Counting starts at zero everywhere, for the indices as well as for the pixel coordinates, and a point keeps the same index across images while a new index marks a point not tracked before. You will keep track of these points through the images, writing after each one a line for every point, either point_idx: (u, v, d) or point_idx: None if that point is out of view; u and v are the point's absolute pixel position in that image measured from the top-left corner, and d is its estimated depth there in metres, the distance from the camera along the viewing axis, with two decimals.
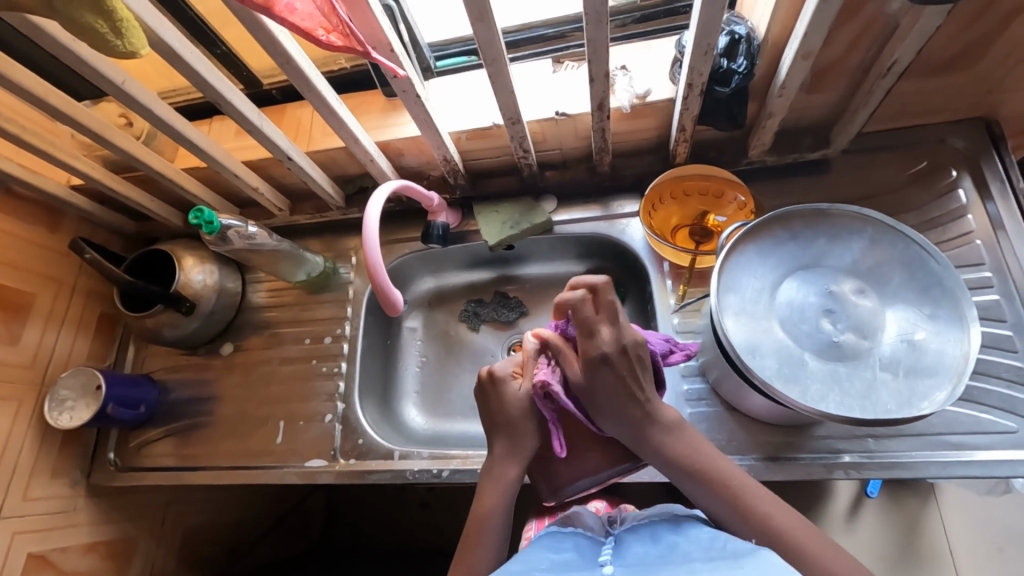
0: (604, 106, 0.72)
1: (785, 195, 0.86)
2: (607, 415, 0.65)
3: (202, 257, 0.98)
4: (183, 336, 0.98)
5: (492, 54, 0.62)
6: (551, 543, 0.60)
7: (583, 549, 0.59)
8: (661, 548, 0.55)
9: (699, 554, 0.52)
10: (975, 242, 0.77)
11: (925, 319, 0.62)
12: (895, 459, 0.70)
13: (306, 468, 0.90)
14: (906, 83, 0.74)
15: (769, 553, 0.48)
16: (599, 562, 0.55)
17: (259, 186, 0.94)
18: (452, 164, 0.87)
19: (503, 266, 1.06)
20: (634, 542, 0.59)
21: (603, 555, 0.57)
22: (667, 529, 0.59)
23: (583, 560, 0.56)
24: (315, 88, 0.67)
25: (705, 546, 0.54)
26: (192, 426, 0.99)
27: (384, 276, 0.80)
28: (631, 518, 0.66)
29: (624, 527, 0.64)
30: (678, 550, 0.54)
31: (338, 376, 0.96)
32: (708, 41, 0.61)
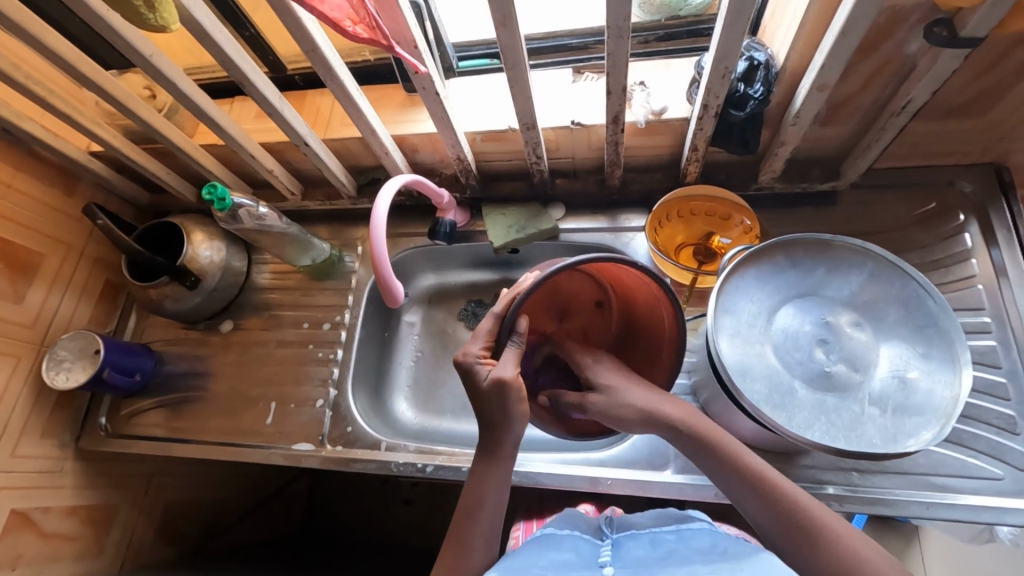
0: (619, 119, 0.73)
1: (791, 223, 0.86)
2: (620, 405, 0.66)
3: (211, 233, 1.00)
4: (185, 310, 0.99)
5: (513, 58, 0.63)
6: (549, 544, 0.60)
7: (580, 550, 0.59)
8: (661, 551, 0.56)
9: (701, 557, 0.53)
10: (976, 286, 0.77)
11: (918, 357, 0.63)
12: (879, 494, 0.70)
13: (292, 451, 0.90)
14: (919, 123, 0.75)
15: (772, 557, 0.49)
16: (599, 564, 0.56)
17: (274, 168, 0.95)
18: (465, 163, 0.88)
19: (506, 269, 1.07)
20: (631, 543, 0.60)
21: (602, 556, 0.57)
22: (665, 531, 0.60)
23: (582, 561, 0.57)
24: (337, 77, 0.69)
25: (704, 549, 0.55)
26: (185, 400, 1.00)
27: (387, 269, 0.81)
28: (625, 522, 0.68)
29: (620, 531, 0.65)
30: (677, 552, 0.55)
31: (333, 363, 0.97)
32: (725, 64, 0.62)
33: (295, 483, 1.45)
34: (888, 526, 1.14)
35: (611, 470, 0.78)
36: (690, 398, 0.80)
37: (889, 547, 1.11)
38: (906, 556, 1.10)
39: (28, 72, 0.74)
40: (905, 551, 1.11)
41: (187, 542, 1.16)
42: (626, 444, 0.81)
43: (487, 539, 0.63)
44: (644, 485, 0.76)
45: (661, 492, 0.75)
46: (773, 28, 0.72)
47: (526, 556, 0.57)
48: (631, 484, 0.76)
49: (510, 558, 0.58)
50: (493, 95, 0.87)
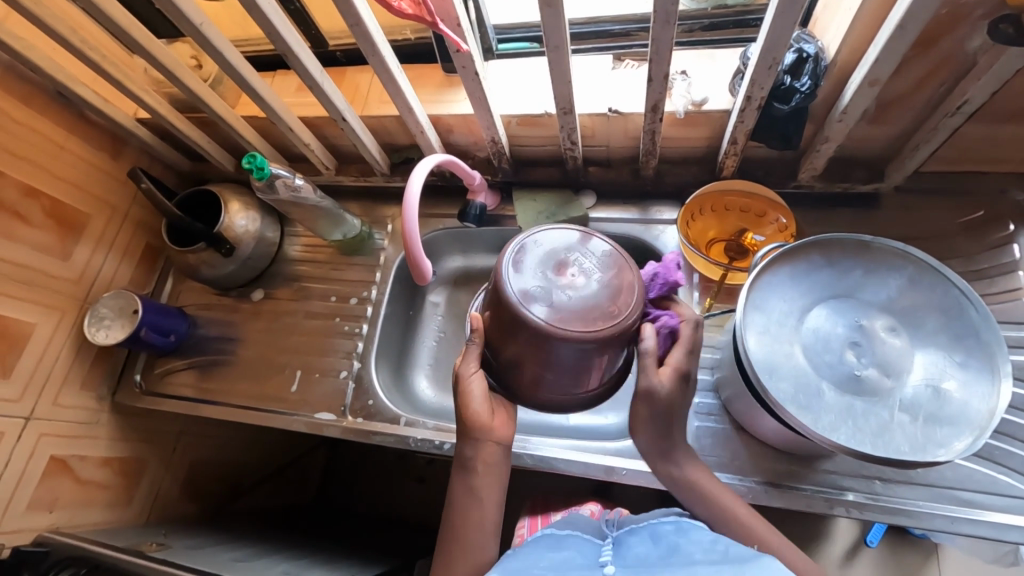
0: (659, 107, 0.71)
1: (829, 223, 0.84)
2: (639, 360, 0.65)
3: (248, 204, 1.03)
4: (219, 276, 1.02)
5: (555, 41, 0.62)
6: (549, 546, 0.60)
7: (581, 551, 0.60)
8: (662, 549, 0.56)
9: (703, 556, 0.52)
10: (1022, 300, 0.74)
11: (955, 367, 0.61)
12: (902, 505, 0.68)
13: (315, 419, 0.93)
14: (974, 126, 0.72)
15: (771, 559, 0.48)
16: (600, 563, 0.56)
17: (311, 143, 0.96)
18: (499, 146, 0.88)
19: None
20: (633, 541, 0.60)
21: (603, 555, 0.58)
22: (668, 529, 0.60)
23: (582, 560, 0.57)
24: (380, 54, 0.69)
25: (706, 547, 0.54)
26: (215, 363, 1.03)
27: (417, 245, 0.82)
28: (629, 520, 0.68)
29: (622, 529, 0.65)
30: (679, 551, 0.55)
31: (357, 337, 0.99)
32: (773, 55, 0.60)
33: (313, 453, 1.49)
34: (905, 541, 1.12)
35: (627, 460, 0.78)
36: (711, 395, 0.80)
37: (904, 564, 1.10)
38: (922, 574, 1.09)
39: (84, 37, 0.77)
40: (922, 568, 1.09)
41: (211, 500, 1.21)
42: None
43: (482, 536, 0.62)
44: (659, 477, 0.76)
45: None
46: (825, 20, 0.69)
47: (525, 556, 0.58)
48: (647, 475, 0.76)
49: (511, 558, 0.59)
50: (532, 79, 0.86)
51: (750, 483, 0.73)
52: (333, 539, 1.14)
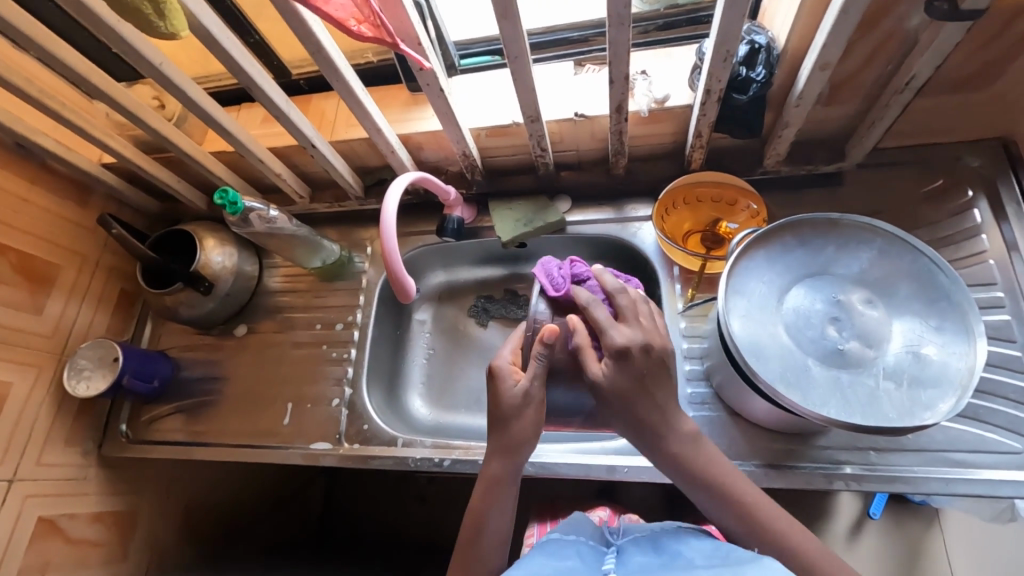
0: (622, 108, 0.73)
1: (798, 205, 0.86)
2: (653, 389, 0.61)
3: (223, 240, 1.01)
4: (200, 315, 1.00)
5: (515, 51, 0.63)
6: (553, 551, 0.59)
7: (583, 557, 0.60)
8: (664, 558, 0.56)
9: (703, 560, 0.52)
10: (988, 261, 0.77)
11: (931, 331, 0.62)
12: (898, 472, 0.70)
13: (310, 450, 0.92)
14: (923, 100, 0.75)
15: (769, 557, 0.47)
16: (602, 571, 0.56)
17: (282, 172, 0.96)
18: (471, 159, 0.89)
19: (514, 264, 1.11)
20: (636, 551, 0.60)
21: (605, 563, 0.58)
22: (671, 538, 0.60)
23: (585, 567, 0.57)
24: (343, 79, 0.70)
25: (707, 552, 0.54)
26: (203, 403, 1.01)
27: (398, 263, 0.81)
28: (632, 531, 0.68)
29: (626, 539, 0.65)
30: (680, 558, 0.55)
31: (347, 362, 0.97)
32: (727, 48, 0.62)
33: (311, 485, 1.46)
34: (906, 510, 1.14)
35: (628, 458, 0.78)
36: (704, 383, 0.80)
37: (907, 531, 1.12)
38: (925, 541, 1.11)
39: (41, 87, 0.76)
40: (924, 534, 1.12)
41: (210, 547, 1.17)
42: None
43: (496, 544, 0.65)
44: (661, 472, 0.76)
45: None
46: (772, 11, 0.72)
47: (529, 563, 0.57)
48: (650, 471, 0.76)
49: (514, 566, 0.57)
50: (496, 91, 0.88)
51: (750, 466, 0.73)
52: (341, 570, 1.12)
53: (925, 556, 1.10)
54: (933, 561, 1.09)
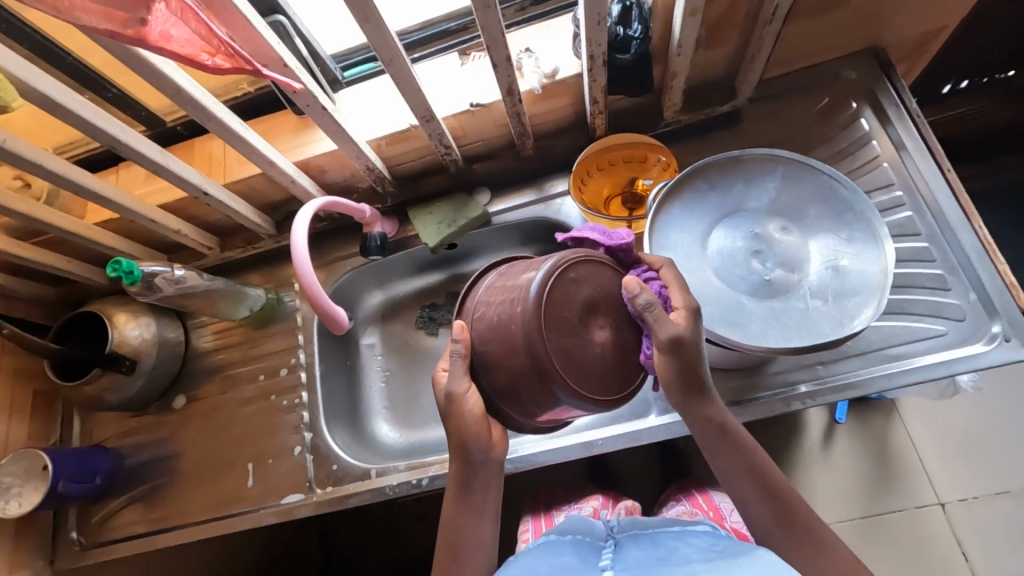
0: (514, 89, 0.72)
1: (705, 149, 0.88)
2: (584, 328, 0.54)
3: (135, 311, 0.94)
4: (130, 397, 0.93)
5: (389, 53, 0.61)
6: (551, 552, 0.63)
7: (581, 555, 0.61)
8: (660, 551, 0.59)
9: (700, 556, 0.56)
10: (882, 165, 0.82)
11: (844, 243, 0.65)
12: (846, 379, 0.73)
13: (283, 505, 0.87)
14: (794, 25, 0.78)
15: (767, 551, 0.52)
16: (600, 567, 0.58)
17: (181, 228, 0.90)
18: (377, 172, 0.85)
19: (451, 266, 1.08)
20: (633, 544, 0.62)
21: (603, 559, 0.60)
22: (669, 531, 0.63)
23: (582, 565, 0.59)
24: (215, 117, 0.65)
25: (703, 548, 0.58)
26: (157, 487, 0.95)
27: (323, 296, 0.76)
28: (630, 522, 0.70)
29: (624, 532, 0.67)
30: (677, 552, 0.58)
31: (300, 407, 0.93)
32: (597, 10, 0.62)
33: (302, 536, 1.41)
34: (868, 407, 1.23)
35: (601, 431, 0.79)
36: None
37: (872, 425, 1.21)
38: (890, 431, 1.20)
39: None
40: (888, 425, 1.21)
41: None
42: None
43: (482, 551, 0.65)
44: (634, 435, 0.77)
45: (652, 437, 0.77)
46: None
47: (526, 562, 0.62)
48: (624, 438, 0.77)
49: (510, 568, 0.63)
50: (386, 97, 0.84)
51: None
52: None
53: (892, 446, 1.19)
54: (900, 449, 1.18)
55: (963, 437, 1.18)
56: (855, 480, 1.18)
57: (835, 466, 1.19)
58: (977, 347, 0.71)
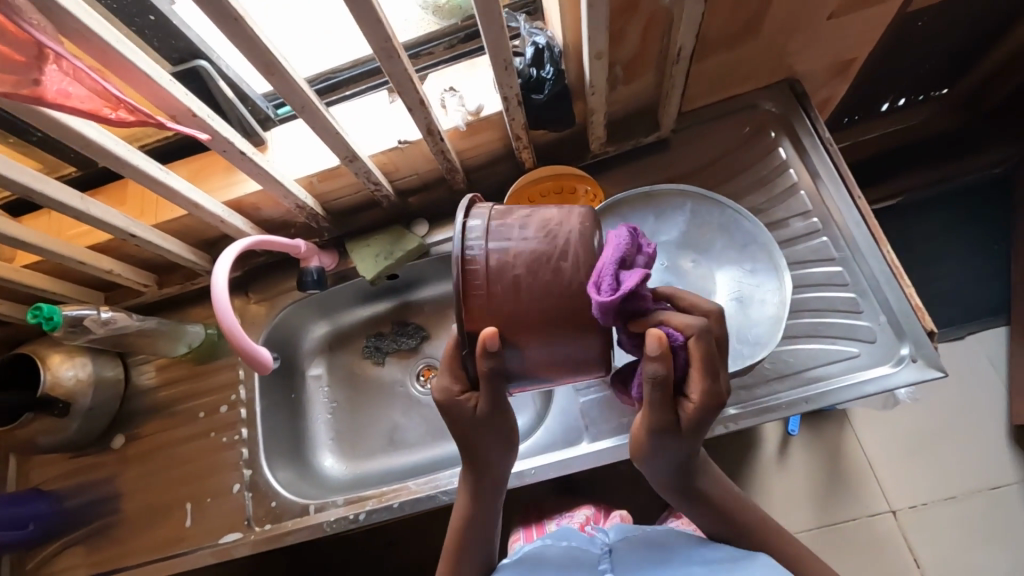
0: (434, 130, 0.73)
1: (634, 178, 0.91)
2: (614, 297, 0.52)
3: (70, 351, 0.92)
4: (66, 439, 0.92)
5: (299, 101, 0.63)
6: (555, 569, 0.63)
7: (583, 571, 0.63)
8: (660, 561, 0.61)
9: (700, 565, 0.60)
10: (799, 192, 0.85)
11: (748, 276, 0.68)
12: (767, 402, 0.76)
13: (221, 545, 0.86)
14: (708, 61, 0.81)
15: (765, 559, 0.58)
16: None
17: (113, 268, 0.89)
18: (308, 209, 0.85)
19: (399, 294, 1.10)
20: (630, 553, 0.64)
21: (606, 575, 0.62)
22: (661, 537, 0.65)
23: None
24: (130, 164, 0.66)
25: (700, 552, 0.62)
26: (95, 530, 0.93)
27: (247, 339, 0.72)
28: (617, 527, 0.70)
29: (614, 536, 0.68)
30: (677, 559, 0.61)
31: (240, 444, 0.92)
32: (502, 56, 0.64)
33: None
34: (819, 417, 1.26)
35: (532, 459, 0.80)
36: None
37: (825, 435, 1.25)
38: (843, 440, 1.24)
39: None
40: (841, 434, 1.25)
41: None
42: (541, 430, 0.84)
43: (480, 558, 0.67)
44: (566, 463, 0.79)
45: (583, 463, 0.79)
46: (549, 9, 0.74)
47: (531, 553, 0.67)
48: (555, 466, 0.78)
49: None
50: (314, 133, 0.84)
51: None
52: None
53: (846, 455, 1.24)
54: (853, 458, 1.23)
55: (913, 444, 1.25)
56: (811, 488, 1.22)
57: (790, 473, 1.23)
58: (885, 368, 0.74)
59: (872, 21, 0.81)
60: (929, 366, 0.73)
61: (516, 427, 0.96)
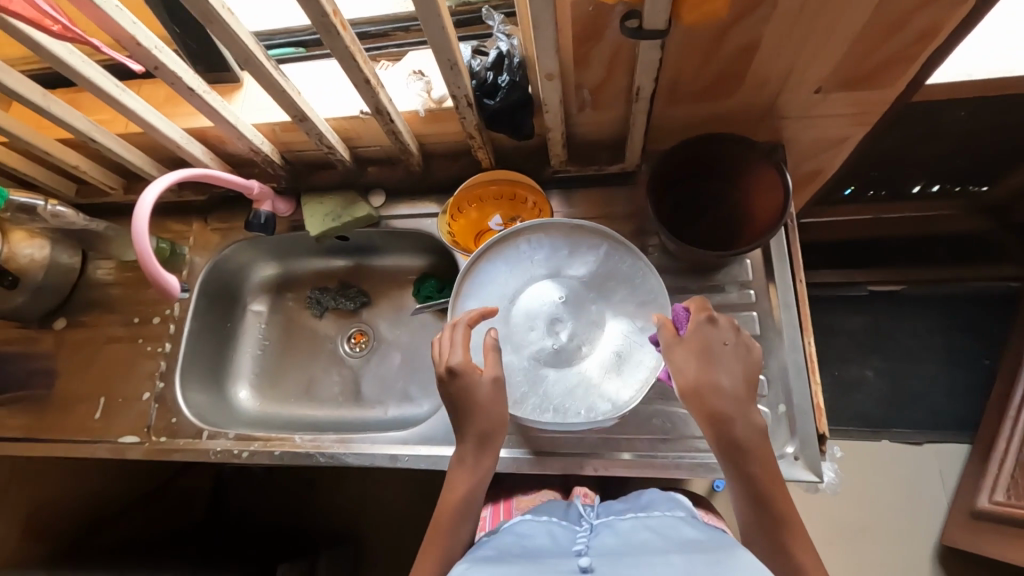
0: (382, 110, 0.73)
1: (589, 203, 0.89)
2: (724, 235, 0.84)
3: (33, 231, 0.97)
4: (11, 309, 0.98)
5: (242, 53, 0.64)
6: (523, 533, 0.61)
7: (556, 542, 0.59)
8: (627, 543, 0.57)
9: (675, 546, 0.54)
10: (746, 260, 0.82)
11: (637, 332, 0.71)
12: (655, 458, 0.78)
13: (117, 443, 0.93)
14: (683, 105, 0.78)
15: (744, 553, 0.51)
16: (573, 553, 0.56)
17: (79, 164, 0.92)
18: (263, 155, 0.87)
19: (357, 255, 1.11)
20: (602, 535, 0.60)
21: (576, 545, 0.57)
22: (650, 520, 0.61)
23: (555, 548, 0.57)
24: (82, 75, 0.67)
25: (679, 540, 0.56)
26: (30, 398, 0.99)
27: (154, 264, 0.79)
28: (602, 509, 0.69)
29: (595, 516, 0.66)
30: (647, 544, 0.56)
31: (160, 356, 0.98)
32: (448, 56, 0.63)
33: (194, 469, 1.48)
34: None
35: (410, 447, 0.84)
36: None
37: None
38: None
39: None
40: None
41: (71, 533, 1.18)
42: (429, 422, 0.87)
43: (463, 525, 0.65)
44: (437, 459, 0.83)
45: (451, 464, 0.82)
46: None
47: (498, 543, 0.59)
48: (426, 459, 0.83)
49: (484, 547, 0.58)
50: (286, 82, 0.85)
51: (520, 453, 0.80)
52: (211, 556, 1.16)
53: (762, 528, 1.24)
54: None
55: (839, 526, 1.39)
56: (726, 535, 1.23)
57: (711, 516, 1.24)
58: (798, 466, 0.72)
59: (865, 104, 0.77)
60: (807, 469, 0.72)
61: (421, 410, 1.01)
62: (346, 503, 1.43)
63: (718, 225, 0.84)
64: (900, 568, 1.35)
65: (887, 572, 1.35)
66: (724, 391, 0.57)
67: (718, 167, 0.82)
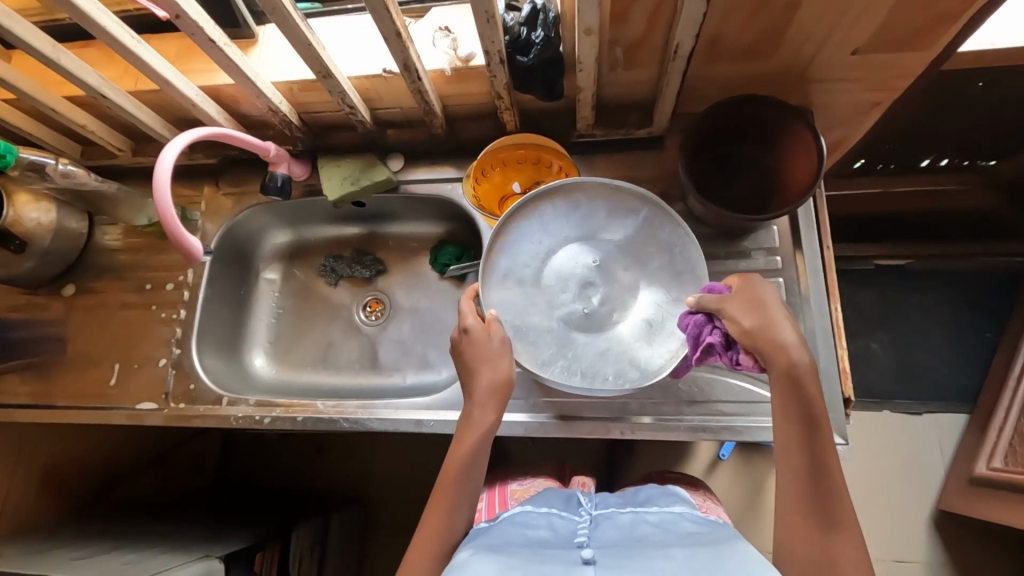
0: (410, 66, 0.71)
1: (614, 168, 0.88)
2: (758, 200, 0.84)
3: (39, 194, 0.93)
4: (18, 274, 0.96)
5: (269, 2, 0.61)
6: (524, 521, 0.63)
7: (559, 533, 0.61)
8: (632, 535, 0.59)
9: (677, 540, 0.57)
10: (772, 226, 0.82)
11: (669, 302, 0.73)
12: (677, 421, 0.79)
13: (135, 410, 0.92)
14: (716, 67, 0.77)
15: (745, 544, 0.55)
16: (577, 543, 0.58)
17: (87, 123, 0.89)
18: (282, 114, 0.85)
19: (372, 223, 1.09)
20: (603, 526, 0.62)
21: (579, 536, 0.60)
22: (649, 515, 0.64)
23: (558, 540, 0.59)
24: (98, 24, 0.64)
25: (679, 535, 0.59)
26: (41, 364, 0.98)
27: (178, 227, 0.77)
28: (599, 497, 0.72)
29: (592, 506, 0.69)
30: (650, 538, 0.59)
31: (176, 323, 0.97)
32: (486, 8, 0.60)
33: (202, 437, 1.48)
34: (754, 450, 1.29)
35: (434, 412, 0.84)
36: None
37: (753, 466, 1.28)
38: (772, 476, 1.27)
39: None
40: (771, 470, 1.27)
41: (83, 497, 1.18)
42: (452, 388, 0.87)
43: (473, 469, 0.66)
44: None
45: None
46: None
47: (501, 533, 0.60)
48: (450, 425, 0.83)
49: (485, 535, 0.61)
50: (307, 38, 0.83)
51: (546, 417, 0.81)
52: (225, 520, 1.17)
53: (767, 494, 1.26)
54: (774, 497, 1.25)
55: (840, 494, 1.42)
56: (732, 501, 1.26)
57: (718, 483, 1.27)
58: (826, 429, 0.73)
59: (900, 68, 0.75)
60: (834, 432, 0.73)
61: (440, 378, 1.00)
62: (355, 470, 1.44)
63: (749, 190, 0.85)
64: (897, 533, 1.38)
65: (886, 537, 1.38)
66: (783, 343, 0.57)
67: (750, 130, 0.82)
